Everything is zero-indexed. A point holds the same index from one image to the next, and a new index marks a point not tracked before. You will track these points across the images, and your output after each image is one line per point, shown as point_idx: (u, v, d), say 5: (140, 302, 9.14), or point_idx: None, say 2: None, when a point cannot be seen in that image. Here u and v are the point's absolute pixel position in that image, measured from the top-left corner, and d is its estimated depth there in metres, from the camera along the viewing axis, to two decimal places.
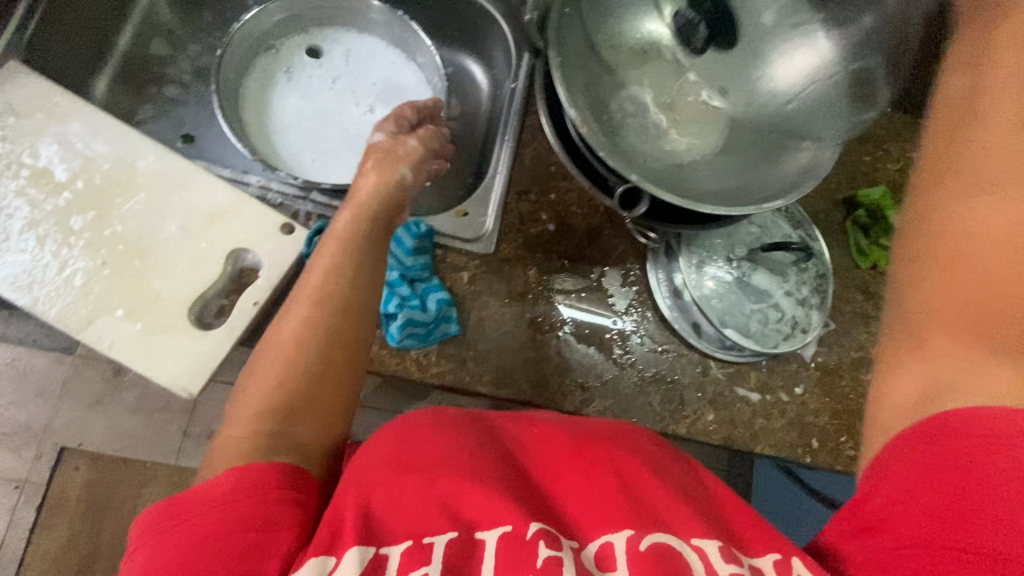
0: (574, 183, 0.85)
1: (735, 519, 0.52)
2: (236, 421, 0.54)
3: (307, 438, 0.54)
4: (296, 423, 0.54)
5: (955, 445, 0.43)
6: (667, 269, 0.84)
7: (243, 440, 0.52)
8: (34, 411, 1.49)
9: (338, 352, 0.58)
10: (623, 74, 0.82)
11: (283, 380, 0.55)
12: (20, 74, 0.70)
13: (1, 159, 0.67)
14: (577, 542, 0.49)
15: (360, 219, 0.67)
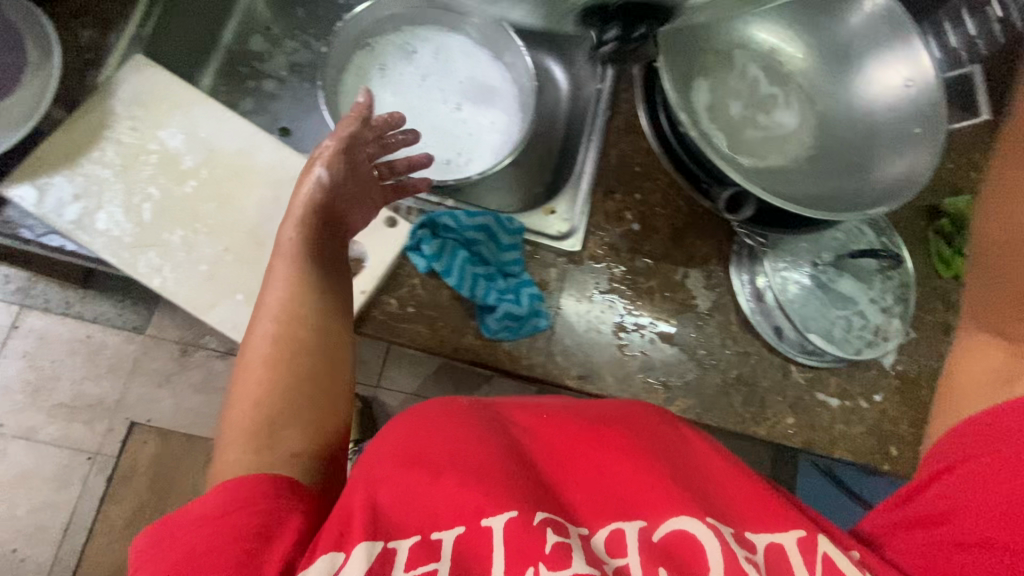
0: (660, 184, 0.86)
1: (744, 498, 0.49)
2: (231, 444, 0.49)
3: (296, 449, 0.49)
4: (284, 437, 0.49)
5: (981, 443, 0.47)
6: (752, 272, 0.84)
7: (235, 467, 0.47)
8: (107, 386, 1.56)
9: (308, 358, 0.55)
10: (732, 78, 0.88)
11: (270, 390, 0.52)
12: (147, 67, 0.73)
13: (131, 147, 0.70)
14: (585, 530, 0.46)
15: (309, 226, 0.63)
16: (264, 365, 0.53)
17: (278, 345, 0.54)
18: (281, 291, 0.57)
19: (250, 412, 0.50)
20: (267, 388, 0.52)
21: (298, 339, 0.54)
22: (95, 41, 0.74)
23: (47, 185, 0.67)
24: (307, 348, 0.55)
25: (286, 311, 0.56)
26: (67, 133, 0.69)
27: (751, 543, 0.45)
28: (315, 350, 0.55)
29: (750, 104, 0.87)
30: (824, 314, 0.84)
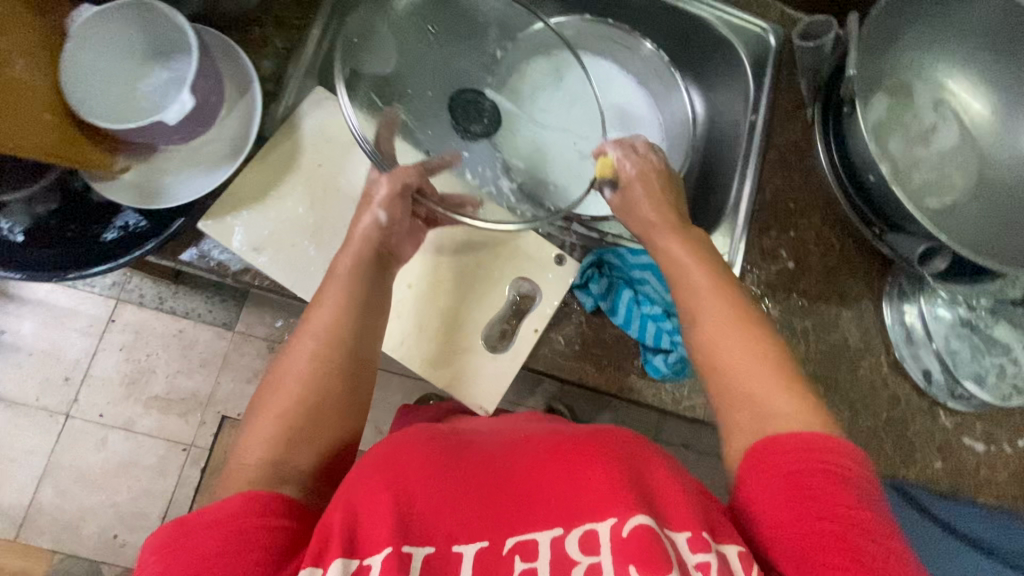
0: (813, 221, 0.86)
1: (672, 506, 0.47)
2: (249, 442, 0.52)
3: (309, 467, 0.53)
4: (300, 451, 0.53)
5: (790, 461, 0.50)
6: (902, 313, 0.85)
7: (251, 469, 0.50)
8: (199, 380, 1.52)
9: (345, 384, 0.58)
10: (907, 101, 0.82)
11: (299, 406, 0.55)
12: (328, 99, 0.73)
13: (320, 182, 0.71)
14: (559, 531, 0.45)
15: (359, 263, 0.63)
16: (300, 379, 0.56)
17: (312, 368, 0.57)
18: (328, 316, 0.60)
19: (278, 426, 0.53)
20: (296, 402, 0.55)
21: (333, 364, 0.57)
22: (276, 72, 0.74)
23: (243, 221, 0.68)
24: (348, 379, 0.58)
25: (325, 333, 0.59)
26: (259, 168, 0.69)
27: (723, 561, 0.45)
28: (346, 378, 0.58)
29: (922, 133, 0.82)
30: (977, 360, 0.84)
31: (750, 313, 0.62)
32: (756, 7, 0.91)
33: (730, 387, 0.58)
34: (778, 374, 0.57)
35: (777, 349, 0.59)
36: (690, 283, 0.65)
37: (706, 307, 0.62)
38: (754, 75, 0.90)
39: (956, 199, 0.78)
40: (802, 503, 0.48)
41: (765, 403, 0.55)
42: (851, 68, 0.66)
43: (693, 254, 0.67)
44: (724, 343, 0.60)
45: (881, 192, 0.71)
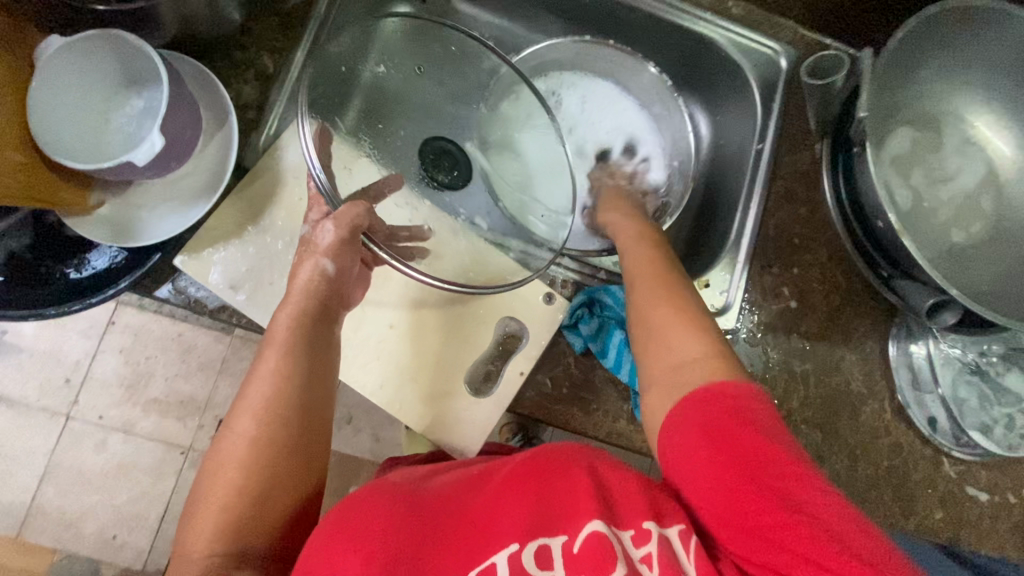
0: (818, 257, 0.82)
1: (622, 503, 0.49)
2: (188, 537, 0.51)
3: (264, 551, 0.52)
4: (246, 537, 0.52)
5: (698, 424, 0.50)
6: (907, 356, 0.82)
7: (197, 564, 0.49)
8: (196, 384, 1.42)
9: (292, 465, 0.56)
10: (928, 136, 0.77)
11: (235, 492, 0.53)
12: None
13: (300, 218, 0.69)
14: (515, 547, 0.47)
15: (300, 319, 0.61)
16: (233, 461, 0.54)
17: (247, 448, 0.55)
18: (264, 387, 0.58)
19: (217, 513, 0.52)
20: (229, 487, 0.53)
21: (268, 441, 0.55)
22: (258, 98, 0.71)
23: (221, 258, 0.66)
24: (289, 452, 0.56)
25: (251, 407, 0.57)
26: (238, 203, 0.67)
27: (666, 543, 0.46)
28: (284, 454, 0.55)
29: (940, 171, 0.77)
30: (985, 409, 0.80)
31: (673, 287, 0.64)
32: (767, 27, 0.85)
33: (653, 351, 0.59)
34: (695, 335, 0.58)
35: (697, 317, 0.60)
36: (632, 273, 0.68)
37: (642, 280, 0.66)
38: (762, 103, 0.85)
39: (967, 242, 0.75)
40: (726, 460, 0.47)
41: (683, 364, 0.56)
42: (863, 111, 0.62)
43: (633, 255, 0.71)
44: (649, 316, 0.62)
45: (887, 239, 0.68)
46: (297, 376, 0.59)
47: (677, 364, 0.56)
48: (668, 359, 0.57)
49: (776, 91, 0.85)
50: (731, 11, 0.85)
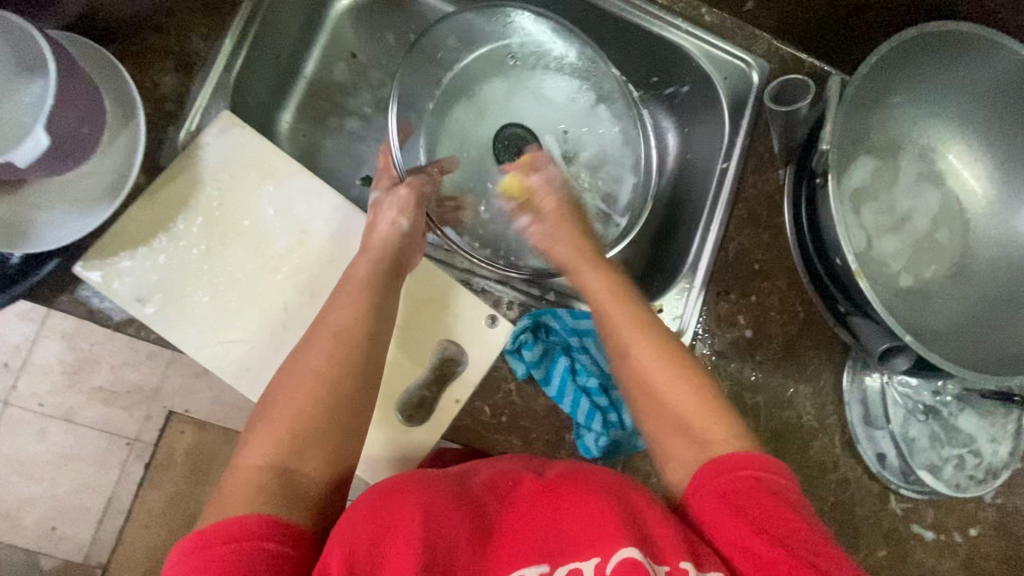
0: (776, 284, 0.79)
1: (657, 536, 0.46)
2: (247, 445, 0.50)
3: (321, 475, 0.50)
4: (305, 458, 0.49)
5: (734, 484, 0.48)
6: (861, 391, 0.79)
7: (248, 472, 0.47)
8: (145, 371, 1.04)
9: (360, 394, 0.55)
10: (895, 163, 0.74)
11: (295, 410, 0.51)
12: (236, 126, 0.65)
13: (217, 223, 0.63)
14: (545, 567, 0.45)
15: (388, 253, 0.63)
16: (301, 379, 0.53)
17: (321, 360, 0.54)
18: (340, 311, 0.58)
19: (275, 431, 0.50)
20: (295, 406, 0.52)
21: (349, 365, 0.55)
22: (177, 90, 0.65)
23: (128, 268, 0.60)
24: (357, 389, 0.54)
25: (341, 326, 0.57)
26: (149, 207, 0.61)
27: None
28: (352, 383, 0.55)
29: (902, 205, 0.74)
30: (937, 451, 0.78)
31: (661, 337, 0.59)
32: (741, 38, 0.81)
33: (648, 402, 0.57)
34: (701, 398, 0.55)
35: (694, 370, 0.57)
36: (609, 323, 0.61)
37: (615, 317, 0.61)
38: (731, 118, 0.80)
39: (932, 281, 0.73)
40: (745, 518, 0.46)
41: (695, 438, 0.53)
42: (827, 143, 0.58)
43: (599, 305, 0.63)
44: (648, 375, 0.57)
45: (847, 278, 0.64)
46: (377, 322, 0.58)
47: (680, 420, 0.54)
48: (668, 416, 0.55)
49: (746, 107, 0.80)
50: (703, 18, 0.81)
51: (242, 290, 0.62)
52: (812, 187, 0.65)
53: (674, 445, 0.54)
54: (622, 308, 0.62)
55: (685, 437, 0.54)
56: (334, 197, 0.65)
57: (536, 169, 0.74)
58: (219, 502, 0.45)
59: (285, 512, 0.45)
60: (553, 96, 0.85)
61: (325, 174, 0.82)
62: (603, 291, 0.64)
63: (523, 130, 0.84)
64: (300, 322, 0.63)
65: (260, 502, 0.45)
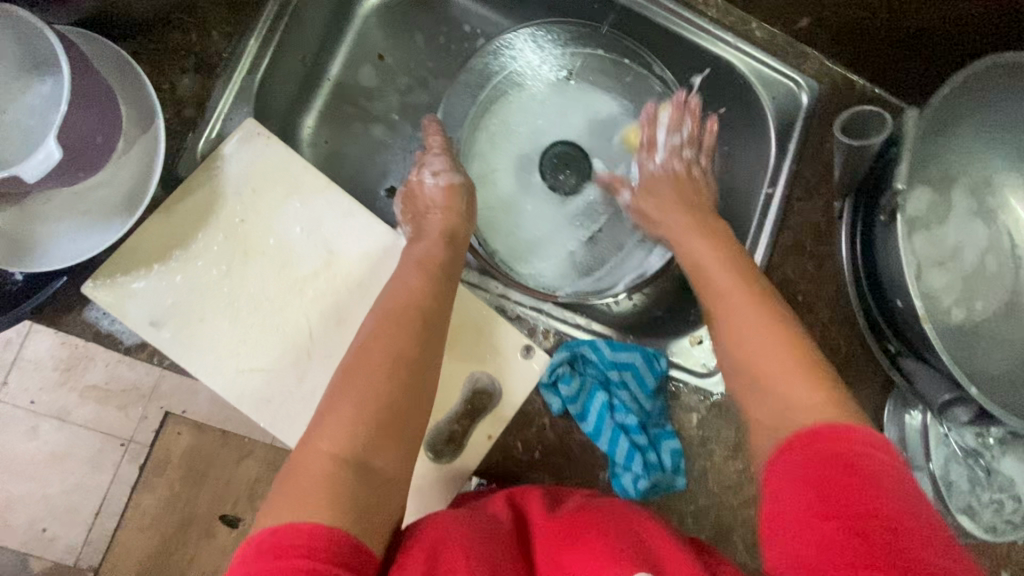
0: (821, 315, 0.73)
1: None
2: (320, 429, 0.48)
3: (394, 465, 0.48)
4: (380, 450, 0.48)
5: (816, 457, 0.46)
6: (901, 431, 0.76)
7: (323, 463, 0.45)
8: None
9: (425, 378, 0.53)
10: (953, 196, 0.70)
11: (372, 399, 0.49)
12: (259, 136, 0.60)
13: (235, 240, 0.58)
14: None
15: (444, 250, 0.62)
16: (375, 367, 0.51)
17: (400, 343, 0.53)
18: (406, 293, 0.56)
19: (353, 418, 0.48)
20: (372, 393, 0.50)
21: (425, 350, 0.53)
22: (196, 94, 0.61)
23: (141, 290, 0.56)
24: (420, 372, 0.52)
25: (419, 311, 0.55)
26: (164, 222, 0.57)
27: None
28: (427, 373, 0.53)
29: (958, 241, 0.69)
30: (977, 495, 0.75)
31: (759, 297, 0.58)
32: (792, 56, 0.77)
33: (741, 333, 0.57)
34: (796, 359, 0.53)
35: (791, 335, 0.55)
36: (716, 286, 0.61)
37: (717, 262, 0.62)
38: (777, 141, 0.76)
39: (978, 319, 0.68)
40: (833, 492, 0.43)
41: (781, 395, 0.52)
42: (901, 182, 0.55)
43: (710, 275, 0.62)
44: (741, 329, 0.57)
45: (906, 321, 0.60)
46: (442, 301, 0.57)
47: (768, 368, 0.53)
48: (757, 358, 0.54)
49: (793, 130, 0.76)
50: (754, 34, 0.76)
51: (264, 315, 0.58)
52: (872, 225, 0.62)
53: (772, 390, 0.52)
54: (723, 260, 0.62)
55: (768, 388, 0.53)
56: (364, 215, 0.61)
57: (643, 115, 0.77)
58: (289, 493, 0.44)
59: (360, 526, 0.43)
60: (606, 111, 0.81)
61: (347, 183, 0.77)
62: (708, 252, 0.64)
63: (575, 145, 0.80)
64: (323, 350, 0.58)
65: (337, 501, 0.43)
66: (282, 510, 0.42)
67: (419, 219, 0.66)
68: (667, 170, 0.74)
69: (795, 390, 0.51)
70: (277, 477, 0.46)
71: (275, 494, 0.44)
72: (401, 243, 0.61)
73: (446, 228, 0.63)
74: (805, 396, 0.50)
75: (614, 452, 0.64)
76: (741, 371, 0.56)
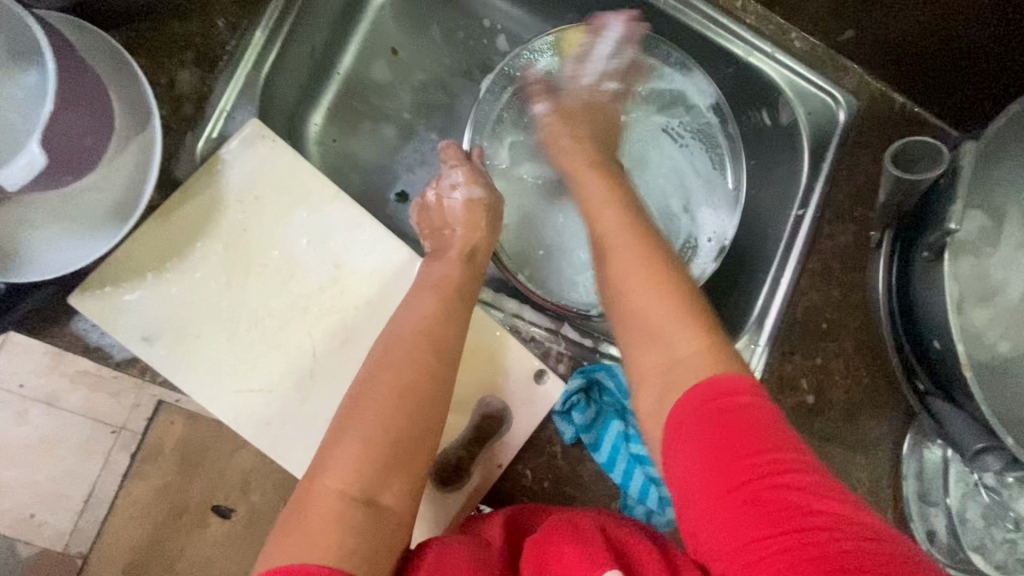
0: (846, 346, 0.70)
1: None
2: (327, 462, 0.45)
3: (403, 504, 0.45)
4: (390, 487, 0.45)
5: (709, 410, 0.44)
6: (921, 462, 0.70)
7: (330, 502, 0.43)
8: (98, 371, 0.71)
9: (434, 410, 0.49)
10: (996, 225, 0.66)
11: (381, 432, 0.46)
12: (264, 140, 0.56)
13: (236, 249, 0.55)
14: None
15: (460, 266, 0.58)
16: (383, 398, 0.47)
17: (409, 371, 0.49)
18: (418, 320, 0.52)
19: (360, 453, 0.45)
20: (381, 426, 0.46)
21: (436, 380, 0.49)
22: (197, 90, 0.58)
23: (135, 302, 0.53)
24: (430, 405, 0.48)
25: (430, 336, 0.51)
26: (161, 230, 0.54)
27: None
28: (438, 403, 0.49)
29: (999, 274, 0.66)
30: (992, 534, 0.68)
31: (650, 248, 0.54)
32: (831, 68, 0.72)
33: (626, 303, 0.52)
34: (681, 313, 0.49)
35: (682, 289, 0.51)
36: (603, 246, 0.56)
37: (611, 224, 0.56)
38: (811, 161, 0.71)
39: (1011, 355, 0.64)
40: (722, 453, 0.42)
41: (671, 349, 0.48)
42: (956, 223, 0.52)
43: (612, 236, 0.55)
44: (624, 283, 0.52)
45: (942, 364, 0.58)
46: (454, 323, 0.53)
47: (668, 335, 0.49)
48: (656, 329, 0.49)
49: (830, 147, 0.71)
50: (794, 44, 0.72)
51: (264, 334, 0.54)
52: (914, 262, 0.60)
53: (667, 363, 0.48)
54: (612, 219, 0.57)
55: (672, 361, 0.48)
56: (376, 228, 0.57)
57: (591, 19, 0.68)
58: (293, 531, 0.41)
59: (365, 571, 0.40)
60: (639, 117, 0.77)
61: (354, 186, 0.73)
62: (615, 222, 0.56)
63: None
64: (327, 371, 0.55)
65: (343, 545, 0.40)
66: (286, 547, 0.40)
67: (436, 231, 0.63)
68: (597, 90, 0.71)
69: (681, 363, 0.47)
70: (282, 512, 0.43)
71: (280, 531, 0.42)
72: (418, 264, 0.57)
73: (467, 243, 0.60)
74: (695, 366, 0.46)
75: (628, 484, 0.61)
76: (633, 340, 0.51)
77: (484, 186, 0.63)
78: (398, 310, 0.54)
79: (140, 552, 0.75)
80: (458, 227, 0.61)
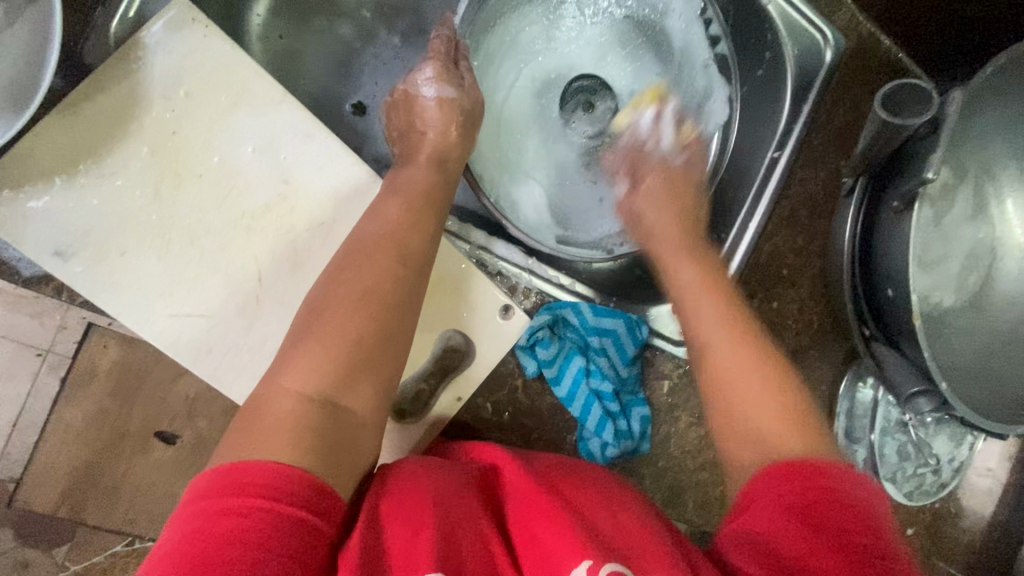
0: (801, 291, 0.71)
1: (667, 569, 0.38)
2: (287, 366, 0.42)
3: (364, 413, 0.42)
4: (357, 395, 0.42)
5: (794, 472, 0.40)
6: (853, 404, 0.73)
7: (291, 404, 0.40)
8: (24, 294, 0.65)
9: (392, 323, 0.45)
10: (959, 181, 0.67)
11: (347, 338, 0.42)
12: (194, 25, 0.48)
13: (166, 151, 0.48)
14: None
15: (430, 183, 0.53)
16: (348, 303, 0.44)
17: (373, 277, 0.45)
18: (381, 228, 0.48)
19: (324, 356, 0.42)
20: (345, 333, 0.43)
21: (407, 291, 0.46)
22: None
23: (41, 210, 0.46)
24: (391, 316, 0.45)
25: (396, 244, 0.47)
26: (68, 124, 0.46)
27: None
28: (405, 311, 0.46)
29: (951, 232, 0.68)
30: (903, 468, 0.75)
31: (737, 320, 0.51)
32: (825, 3, 0.69)
33: (696, 342, 0.52)
34: (779, 384, 0.47)
35: (772, 356, 0.49)
36: (671, 270, 0.58)
37: (696, 255, 0.58)
38: (791, 102, 0.68)
39: (950, 307, 0.67)
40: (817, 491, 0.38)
41: (748, 411, 0.46)
42: (934, 170, 0.52)
43: (676, 265, 0.57)
44: (707, 335, 0.51)
45: (893, 312, 0.60)
46: (428, 237, 0.49)
47: (753, 356, 0.49)
48: (714, 343, 0.50)
49: (811, 90, 0.68)
50: None
51: (200, 253, 0.49)
52: (880, 209, 0.60)
53: (730, 363, 0.49)
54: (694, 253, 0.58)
55: (752, 377, 0.47)
56: (328, 139, 0.51)
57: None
58: (245, 432, 0.38)
59: (330, 471, 0.38)
60: (639, 60, 0.69)
61: (305, 93, 0.65)
62: (673, 234, 0.60)
63: (599, 89, 0.69)
64: (274, 297, 0.50)
65: (308, 443, 0.38)
66: (243, 444, 0.37)
67: (405, 143, 0.58)
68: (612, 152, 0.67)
69: (751, 388, 0.47)
70: (237, 412, 0.40)
71: (233, 435, 0.38)
72: (377, 185, 0.52)
73: (433, 149, 0.56)
74: (762, 381, 0.47)
75: (586, 416, 0.61)
76: (693, 344, 0.52)
77: (454, 85, 0.58)
78: (358, 228, 0.49)
79: (73, 477, 0.68)
80: (428, 131, 0.57)
